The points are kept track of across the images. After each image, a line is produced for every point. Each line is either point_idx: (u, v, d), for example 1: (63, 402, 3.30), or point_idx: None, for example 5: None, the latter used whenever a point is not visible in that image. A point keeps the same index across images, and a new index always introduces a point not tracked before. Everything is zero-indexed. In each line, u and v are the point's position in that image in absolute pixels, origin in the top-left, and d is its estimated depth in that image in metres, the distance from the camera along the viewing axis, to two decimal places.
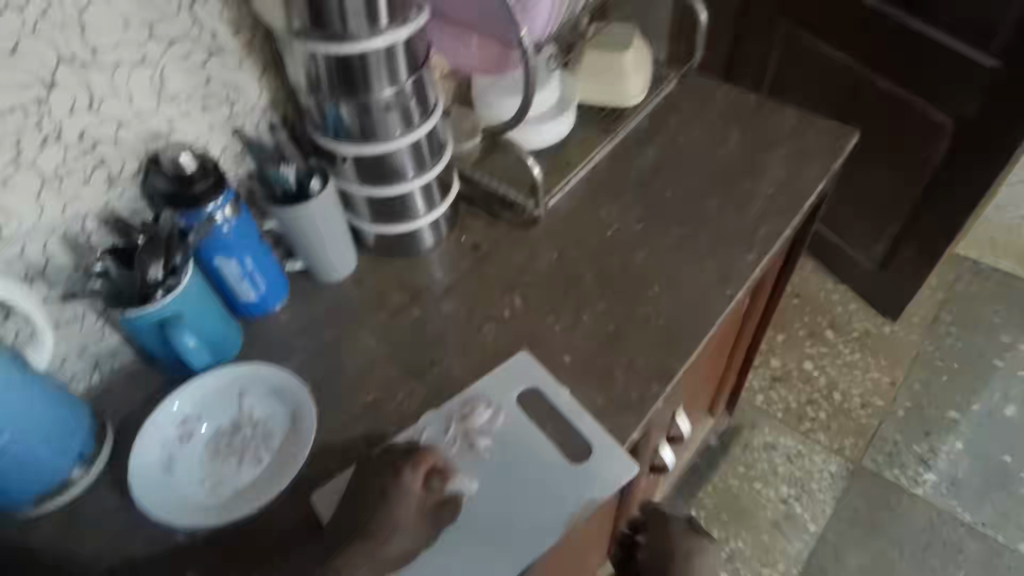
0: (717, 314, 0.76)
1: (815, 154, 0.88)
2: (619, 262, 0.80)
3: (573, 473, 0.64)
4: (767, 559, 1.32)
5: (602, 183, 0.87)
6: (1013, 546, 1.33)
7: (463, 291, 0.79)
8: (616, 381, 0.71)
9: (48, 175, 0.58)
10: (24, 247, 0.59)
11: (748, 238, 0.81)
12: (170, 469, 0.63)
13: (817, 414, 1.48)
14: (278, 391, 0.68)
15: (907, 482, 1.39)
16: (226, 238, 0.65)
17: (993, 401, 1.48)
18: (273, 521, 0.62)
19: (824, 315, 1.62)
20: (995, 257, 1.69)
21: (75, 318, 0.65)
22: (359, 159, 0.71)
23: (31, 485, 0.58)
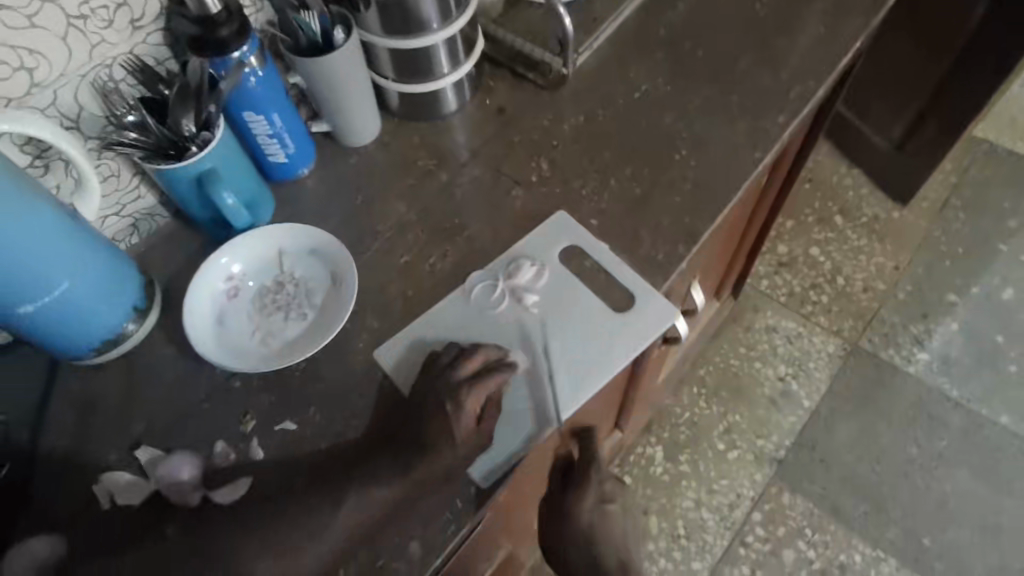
0: (746, 176, 0.74)
1: (853, 11, 0.84)
2: (647, 125, 0.78)
3: (619, 320, 0.67)
4: (762, 431, 1.39)
5: (629, 44, 0.84)
6: (996, 419, 1.39)
7: (489, 155, 0.78)
8: (643, 243, 0.71)
9: (72, 14, 0.57)
10: (57, 93, 0.59)
11: (779, 100, 0.79)
12: (221, 322, 0.66)
13: (819, 297, 1.52)
14: (318, 251, 0.69)
15: (901, 360, 1.44)
16: (254, 91, 0.64)
17: (992, 283, 1.50)
18: (319, 369, 0.65)
19: (835, 201, 1.61)
20: (1011, 140, 1.66)
21: (113, 174, 0.67)
22: (383, 5, 0.67)
23: (91, 334, 0.62)
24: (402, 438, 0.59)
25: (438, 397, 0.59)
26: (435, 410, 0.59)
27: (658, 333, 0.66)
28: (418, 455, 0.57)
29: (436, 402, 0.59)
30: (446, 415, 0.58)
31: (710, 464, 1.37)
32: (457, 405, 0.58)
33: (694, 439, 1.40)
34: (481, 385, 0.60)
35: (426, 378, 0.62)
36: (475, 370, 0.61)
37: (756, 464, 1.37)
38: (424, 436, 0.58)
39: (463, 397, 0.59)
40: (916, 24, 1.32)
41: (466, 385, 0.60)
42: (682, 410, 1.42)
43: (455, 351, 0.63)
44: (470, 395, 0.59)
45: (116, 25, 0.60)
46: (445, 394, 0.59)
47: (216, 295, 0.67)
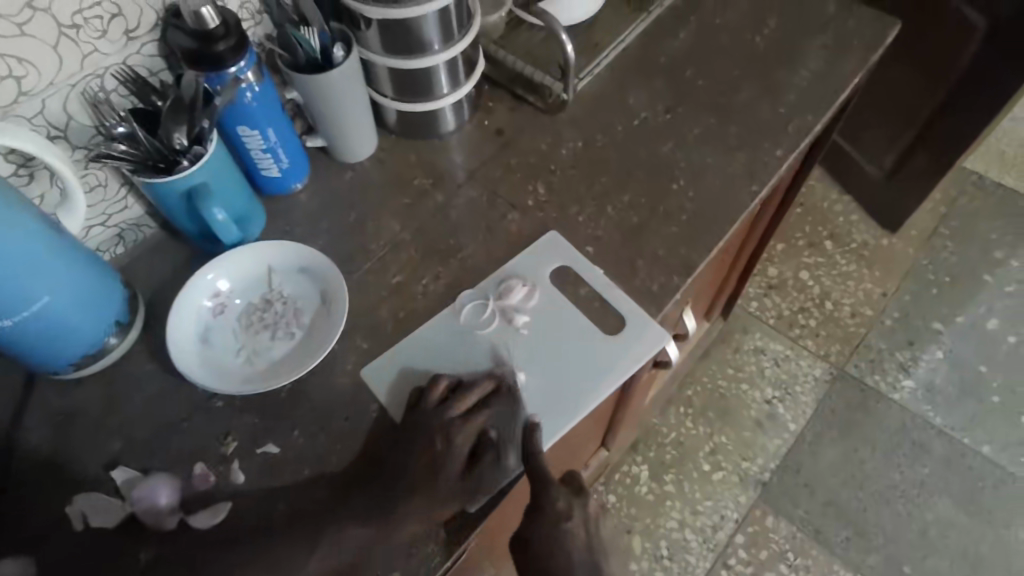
0: (740, 208, 0.74)
1: (853, 45, 0.85)
2: (645, 151, 0.78)
3: (609, 345, 0.66)
4: (747, 453, 1.39)
5: (630, 68, 0.84)
6: (978, 448, 1.39)
7: (485, 177, 0.77)
8: (637, 272, 0.70)
9: (65, 24, 0.56)
10: (46, 103, 0.58)
11: (778, 132, 0.79)
12: (206, 339, 0.65)
13: (808, 321, 1.52)
14: (307, 270, 0.68)
15: (886, 387, 1.45)
16: (249, 106, 0.63)
17: (977, 313, 1.51)
18: (305, 391, 0.64)
19: (826, 226, 1.63)
20: (1000, 171, 1.68)
21: (100, 184, 0.65)
22: (384, 24, 0.67)
23: (70, 349, 0.60)
24: (389, 475, 0.58)
25: (428, 432, 0.59)
26: (425, 446, 0.58)
27: (649, 357, 0.66)
28: (403, 494, 0.57)
29: (427, 437, 0.59)
30: (433, 451, 0.58)
31: (694, 484, 1.37)
32: (446, 443, 0.58)
33: (679, 459, 1.39)
34: (472, 424, 0.60)
35: (416, 413, 0.61)
36: (468, 408, 0.61)
37: (740, 486, 1.36)
38: (410, 478, 0.57)
39: (454, 435, 0.59)
40: (911, 56, 1.34)
41: (456, 422, 0.59)
42: (669, 430, 1.42)
43: (446, 382, 0.62)
44: (461, 433, 0.59)
45: (110, 35, 0.59)
46: (434, 430, 0.59)
47: (202, 312, 0.65)
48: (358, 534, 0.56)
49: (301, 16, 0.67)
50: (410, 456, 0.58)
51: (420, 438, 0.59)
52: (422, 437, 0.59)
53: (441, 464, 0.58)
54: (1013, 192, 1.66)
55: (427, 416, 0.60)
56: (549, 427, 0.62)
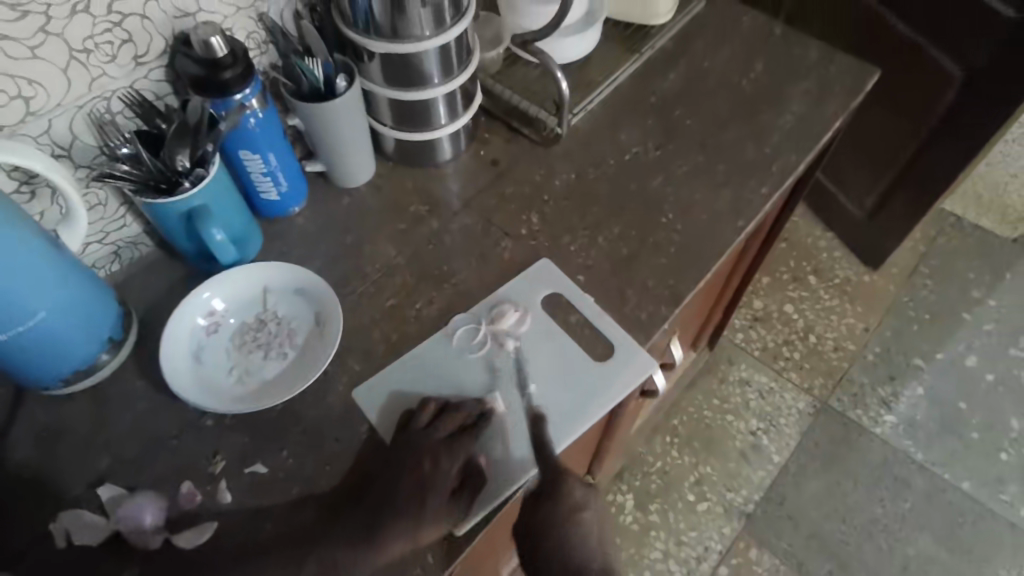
0: (726, 243, 0.76)
1: (834, 91, 0.89)
2: (636, 185, 0.81)
3: (599, 370, 0.67)
4: (732, 484, 1.40)
5: (622, 105, 0.87)
6: (958, 484, 1.41)
7: (480, 205, 0.79)
8: (627, 301, 0.72)
9: (76, 47, 0.57)
10: (52, 122, 0.59)
11: (763, 171, 0.82)
12: (198, 358, 0.65)
13: (792, 354, 1.55)
14: (301, 291, 0.69)
15: (869, 421, 1.47)
16: (252, 131, 0.64)
17: (956, 350, 1.54)
18: (295, 411, 0.64)
19: (810, 261, 1.67)
20: (977, 213, 1.74)
21: (99, 203, 0.66)
22: (387, 57, 0.69)
23: (62, 364, 0.60)
24: (377, 496, 0.58)
25: (417, 454, 0.60)
26: (413, 468, 0.59)
27: (638, 384, 0.67)
28: (390, 515, 0.57)
29: (416, 458, 0.60)
30: (421, 473, 0.59)
31: (679, 515, 1.37)
32: (434, 466, 0.59)
33: (664, 488, 1.40)
34: (459, 447, 0.60)
35: (406, 434, 0.62)
36: (454, 430, 0.62)
37: (725, 517, 1.37)
38: (398, 499, 0.58)
39: (442, 458, 0.59)
40: (892, 101, 1.39)
41: (444, 445, 0.60)
42: (655, 459, 1.43)
43: (434, 405, 0.63)
44: (449, 456, 0.60)
45: (119, 60, 0.61)
46: (423, 452, 0.60)
47: (196, 331, 0.66)
48: (346, 553, 0.56)
49: (306, 48, 0.70)
50: (398, 476, 0.59)
51: (409, 460, 0.60)
52: (411, 459, 0.60)
53: (429, 486, 0.58)
54: (989, 234, 1.71)
55: (415, 439, 0.61)
56: (539, 449, 0.63)
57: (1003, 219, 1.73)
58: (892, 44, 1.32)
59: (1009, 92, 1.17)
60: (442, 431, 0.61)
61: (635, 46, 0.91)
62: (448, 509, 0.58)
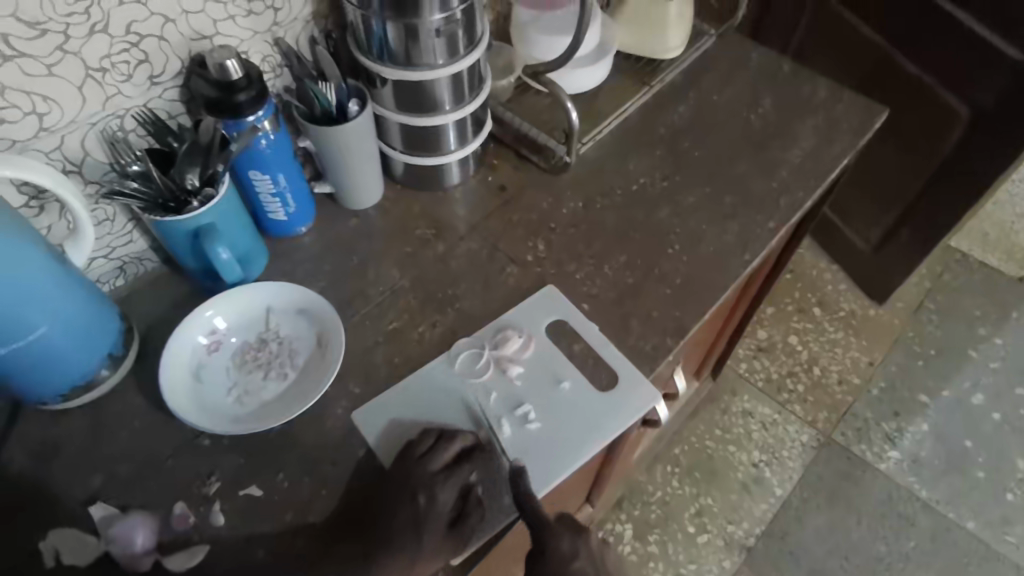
0: (733, 275, 0.76)
1: (843, 128, 0.89)
2: (643, 215, 0.81)
3: (603, 400, 0.67)
4: (733, 517, 1.38)
5: (630, 136, 0.88)
6: (963, 524, 1.38)
7: (487, 230, 0.79)
8: (631, 331, 0.72)
9: (92, 66, 0.58)
10: (64, 139, 0.60)
11: (770, 205, 0.82)
12: (198, 377, 0.65)
13: (796, 386, 1.53)
14: (304, 311, 0.68)
15: (872, 457, 1.45)
16: (263, 152, 0.65)
17: (962, 388, 1.53)
18: (292, 433, 0.64)
19: (814, 293, 1.66)
20: (983, 251, 1.73)
21: (107, 219, 0.67)
22: (399, 84, 0.70)
23: (59, 380, 0.60)
24: (372, 527, 0.58)
25: (412, 486, 0.59)
26: (408, 501, 0.58)
27: (642, 414, 0.67)
28: (384, 548, 0.57)
29: (411, 490, 0.59)
30: (416, 506, 0.58)
31: (679, 547, 1.35)
32: (428, 499, 0.58)
33: (664, 518, 1.38)
34: (454, 480, 0.60)
35: (401, 463, 0.60)
36: (450, 460, 0.61)
37: (725, 550, 1.34)
38: (393, 534, 0.57)
39: (437, 492, 0.59)
40: (898, 138, 1.40)
41: (439, 477, 0.59)
42: (655, 488, 1.41)
43: (431, 438, 0.62)
44: (444, 489, 0.59)
45: (134, 80, 0.61)
46: (418, 485, 0.59)
47: (197, 350, 0.66)
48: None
49: (321, 72, 0.70)
50: (394, 508, 0.58)
51: (404, 490, 0.59)
52: (405, 491, 0.59)
53: (424, 520, 0.58)
54: (995, 271, 1.70)
55: (409, 473, 0.59)
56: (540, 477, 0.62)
57: (1010, 257, 1.73)
58: (899, 82, 1.33)
59: (1016, 131, 1.18)
60: (439, 462, 0.60)
61: (645, 79, 0.92)
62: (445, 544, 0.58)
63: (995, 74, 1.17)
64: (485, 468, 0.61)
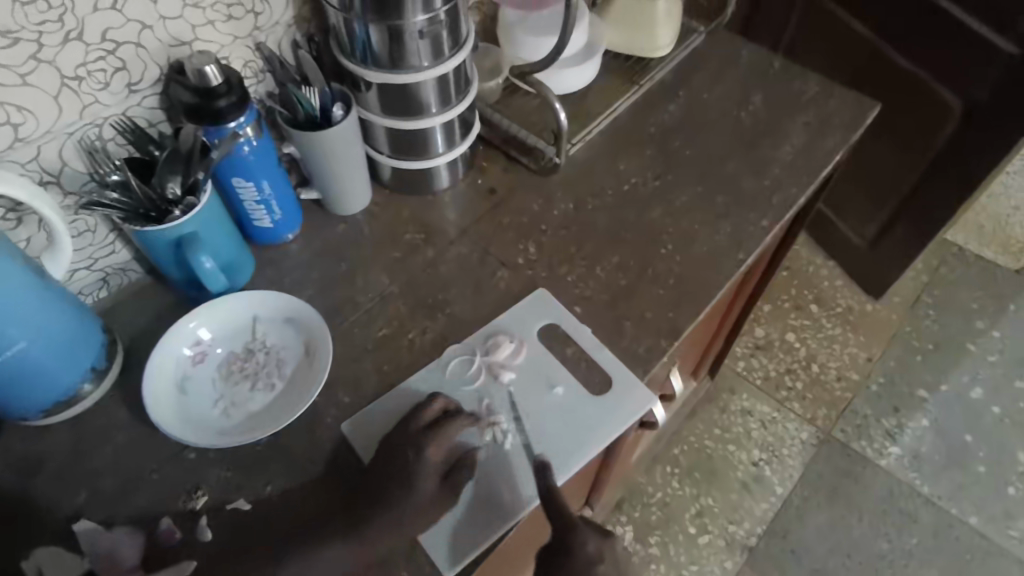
0: (727, 274, 0.75)
1: (835, 123, 0.88)
2: (635, 215, 0.80)
3: (598, 405, 0.66)
4: (734, 517, 1.37)
5: (621, 136, 0.87)
6: (966, 519, 1.37)
7: (477, 234, 0.78)
8: (624, 333, 0.71)
9: (68, 75, 0.57)
10: (41, 150, 0.59)
11: (763, 203, 0.81)
12: (183, 389, 0.63)
13: (794, 383, 1.52)
14: (291, 320, 0.67)
15: (873, 453, 1.44)
16: (246, 159, 0.64)
17: (962, 382, 1.52)
18: (280, 444, 0.62)
19: (811, 289, 1.66)
20: (979, 244, 1.73)
21: (88, 230, 0.66)
22: (384, 87, 0.69)
23: (40, 395, 0.59)
24: (368, 489, 0.58)
25: (400, 444, 0.60)
26: (397, 459, 0.59)
27: (637, 418, 0.66)
28: (378, 510, 0.57)
29: (402, 448, 0.59)
30: (405, 462, 0.58)
31: (680, 548, 1.34)
32: (417, 454, 0.59)
33: (664, 520, 1.36)
34: (442, 435, 0.61)
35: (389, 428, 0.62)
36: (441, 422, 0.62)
37: (727, 551, 1.33)
38: (385, 493, 0.57)
39: (424, 447, 0.59)
40: (892, 132, 1.39)
41: (426, 433, 0.60)
42: (655, 490, 1.40)
43: (436, 407, 0.62)
44: (432, 444, 0.60)
45: (112, 88, 0.60)
46: (407, 442, 0.60)
47: (182, 360, 0.65)
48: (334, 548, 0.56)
49: (304, 76, 0.69)
50: (386, 467, 0.59)
51: (391, 451, 0.59)
52: (397, 448, 0.59)
53: (413, 473, 0.58)
54: (992, 264, 1.69)
55: (400, 436, 0.60)
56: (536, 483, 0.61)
57: (1006, 249, 1.72)
58: (891, 77, 1.32)
59: (1009, 124, 1.17)
60: (424, 420, 0.62)
61: (635, 77, 0.91)
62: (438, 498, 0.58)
63: (987, 67, 1.17)
64: (470, 425, 0.62)
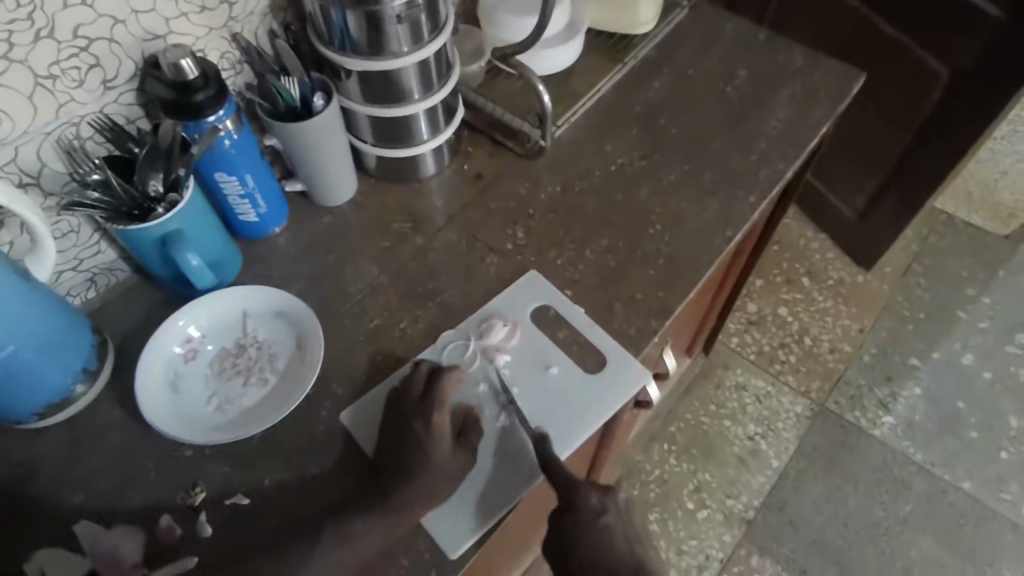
0: (716, 252, 0.75)
1: (821, 96, 0.88)
2: (622, 196, 0.80)
3: (593, 384, 0.66)
4: (732, 491, 1.38)
5: (606, 116, 0.86)
6: (959, 484, 1.40)
7: (464, 220, 0.78)
8: (615, 315, 0.71)
9: (41, 73, 0.56)
10: (19, 150, 0.58)
11: (750, 179, 0.81)
12: (175, 387, 0.63)
13: (788, 356, 1.54)
14: (281, 314, 0.67)
15: (866, 423, 1.46)
16: (228, 153, 0.63)
17: (952, 349, 1.53)
18: (276, 438, 0.63)
19: (802, 263, 1.66)
20: (969, 211, 1.73)
21: (72, 231, 0.65)
22: (365, 75, 0.68)
23: (31, 398, 0.58)
24: (387, 462, 0.59)
25: (409, 413, 0.61)
26: (408, 430, 0.60)
27: (633, 394, 0.66)
28: (399, 482, 0.57)
29: (410, 419, 0.60)
30: (415, 431, 0.59)
31: (680, 523, 1.35)
32: (425, 422, 0.60)
33: (663, 496, 1.38)
34: (446, 400, 0.61)
35: (392, 404, 0.62)
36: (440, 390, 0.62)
37: (725, 524, 1.35)
38: (404, 461, 0.58)
39: (431, 412, 0.60)
40: (879, 103, 1.39)
41: (431, 402, 0.61)
42: (653, 467, 1.41)
43: (426, 367, 0.63)
44: (436, 409, 0.60)
45: (87, 85, 0.59)
46: (412, 413, 0.60)
47: (173, 359, 0.64)
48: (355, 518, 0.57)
49: (282, 67, 0.69)
50: (396, 437, 0.60)
51: (399, 424, 0.60)
52: (402, 420, 0.60)
53: (425, 441, 0.59)
54: (981, 231, 1.70)
55: (405, 408, 0.61)
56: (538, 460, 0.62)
57: (994, 215, 1.73)
58: (877, 46, 1.32)
59: (995, 91, 1.17)
60: (417, 388, 0.62)
61: (619, 56, 0.91)
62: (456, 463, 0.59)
63: (973, 33, 1.16)
64: (455, 377, 0.63)
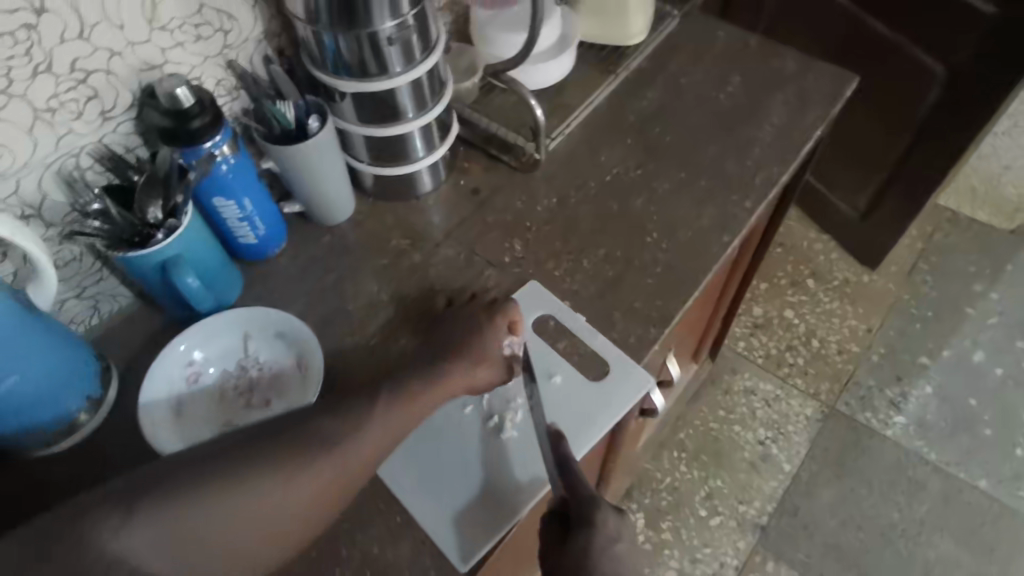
0: (715, 259, 0.75)
1: (815, 99, 0.88)
2: (618, 205, 0.80)
3: (596, 392, 0.67)
4: (744, 496, 1.37)
5: (601, 127, 0.87)
6: (975, 483, 1.38)
7: (462, 235, 0.78)
8: (615, 325, 0.71)
9: (40, 107, 0.57)
10: (20, 183, 0.59)
11: (746, 184, 0.81)
12: (179, 410, 0.64)
13: (796, 359, 1.53)
14: (282, 334, 0.67)
15: (878, 424, 1.44)
16: (225, 177, 0.64)
17: (962, 347, 1.52)
18: None
19: (807, 264, 1.65)
20: (973, 207, 1.73)
21: (74, 259, 0.66)
22: (359, 96, 0.69)
23: (36, 427, 0.59)
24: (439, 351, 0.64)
25: (469, 316, 0.67)
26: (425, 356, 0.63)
27: (636, 400, 0.67)
28: (452, 360, 0.62)
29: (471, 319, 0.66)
30: (473, 326, 0.65)
31: (692, 531, 1.34)
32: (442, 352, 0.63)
33: (675, 504, 1.37)
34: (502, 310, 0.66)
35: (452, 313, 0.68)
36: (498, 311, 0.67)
37: (738, 531, 1.34)
38: (463, 342, 0.64)
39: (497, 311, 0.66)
40: (876, 102, 1.39)
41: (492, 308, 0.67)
42: (663, 475, 1.40)
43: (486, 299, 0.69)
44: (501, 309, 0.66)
45: (86, 117, 0.61)
46: (474, 314, 0.67)
47: (176, 383, 0.65)
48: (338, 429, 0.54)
49: (278, 91, 0.70)
50: (455, 331, 0.65)
51: (459, 323, 0.66)
52: (463, 321, 0.66)
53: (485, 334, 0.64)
54: (986, 227, 1.69)
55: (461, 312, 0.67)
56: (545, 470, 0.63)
57: (999, 211, 1.72)
58: (872, 46, 1.32)
59: (993, 86, 1.17)
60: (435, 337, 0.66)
61: (611, 67, 0.91)
62: (474, 372, 0.63)
63: (966, 30, 1.17)
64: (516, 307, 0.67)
